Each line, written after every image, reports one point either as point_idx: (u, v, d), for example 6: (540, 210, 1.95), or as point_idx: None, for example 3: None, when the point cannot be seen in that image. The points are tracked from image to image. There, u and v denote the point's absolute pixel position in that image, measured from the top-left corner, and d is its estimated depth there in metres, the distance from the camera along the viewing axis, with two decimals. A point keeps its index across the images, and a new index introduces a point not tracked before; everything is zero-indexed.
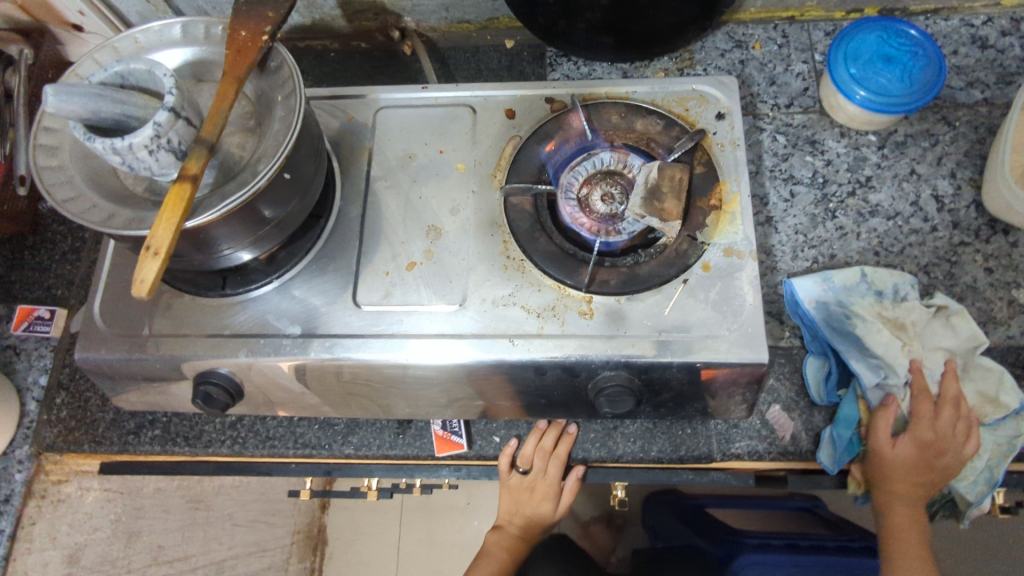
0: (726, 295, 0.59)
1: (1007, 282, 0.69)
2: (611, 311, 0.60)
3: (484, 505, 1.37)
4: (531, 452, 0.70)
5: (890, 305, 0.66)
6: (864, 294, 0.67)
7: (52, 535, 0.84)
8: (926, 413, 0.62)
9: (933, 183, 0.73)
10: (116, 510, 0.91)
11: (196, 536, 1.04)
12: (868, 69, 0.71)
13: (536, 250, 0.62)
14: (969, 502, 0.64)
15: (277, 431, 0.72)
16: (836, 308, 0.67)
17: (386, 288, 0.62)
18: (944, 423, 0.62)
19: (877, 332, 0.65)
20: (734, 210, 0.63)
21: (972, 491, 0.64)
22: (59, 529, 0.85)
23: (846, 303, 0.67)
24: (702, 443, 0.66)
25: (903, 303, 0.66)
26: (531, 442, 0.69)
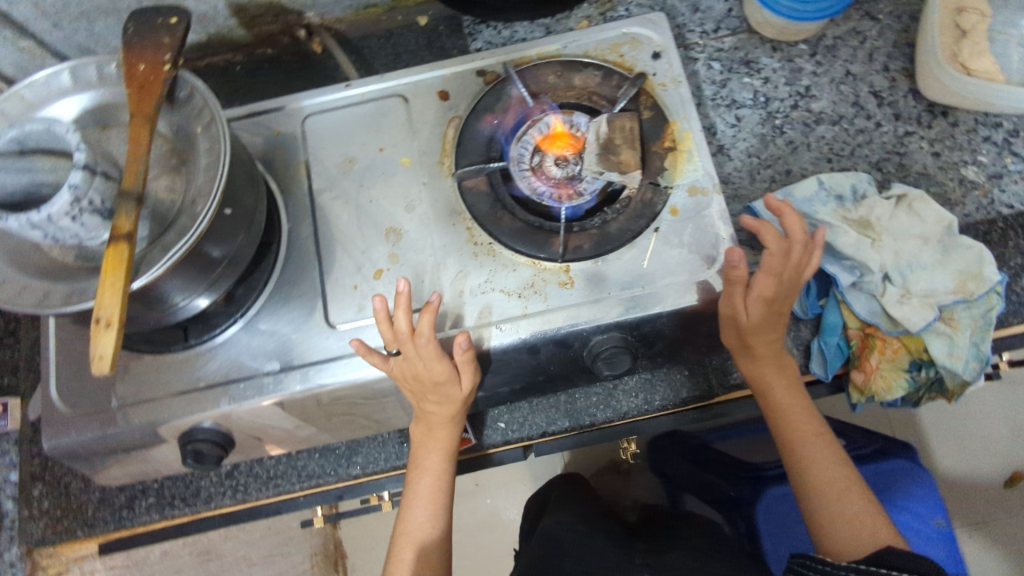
0: (699, 235, 0.59)
1: (955, 163, 0.70)
2: (591, 276, 0.59)
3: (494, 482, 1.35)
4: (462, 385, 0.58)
5: (854, 207, 0.67)
6: (826, 201, 0.68)
7: None
8: (773, 265, 0.58)
9: (869, 80, 0.74)
10: None
11: None
12: None
13: (502, 230, 0.60)
14: (966, 383, 0.64)
15: (277, 469, 0.69)
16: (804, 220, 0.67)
17: (359, 303, 0.60)
18: (792, 263, 0.58)
19: (845, 235, 0.65)
20: (689, 147, 0.62)
21: (967, 371, 0.63)
22: None
23: (812, 213, 0.67)
24: (703, 381, 0.67)
25: (865, 201, 0.67)
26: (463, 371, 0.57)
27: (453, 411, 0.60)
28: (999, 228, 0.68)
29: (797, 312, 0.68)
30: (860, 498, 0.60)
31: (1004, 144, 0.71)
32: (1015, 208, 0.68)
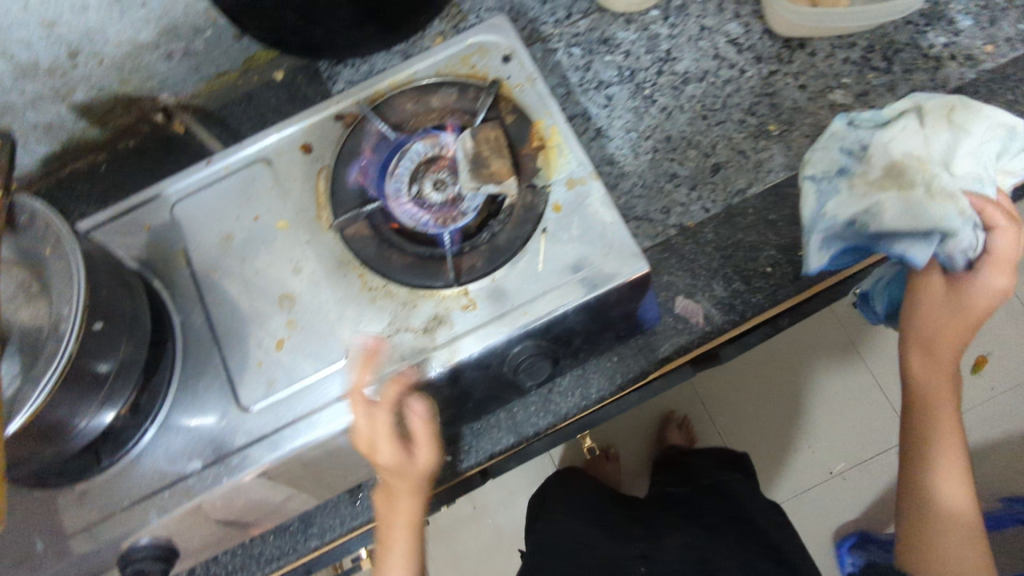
0: (587, 225, 0.59)
1: (822, 90, 0.72)
2: (491, 292, 0.58)
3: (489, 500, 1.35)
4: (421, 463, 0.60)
5: (865, 168, 0.62)
6: (848, 167, 0.63)
7: None
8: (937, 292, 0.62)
9: (724, 31, 0.75)
10: None
11: None
12: None
13: (394, 269, 0.60)
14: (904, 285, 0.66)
15: (237, 561, 0.67)
16: (841, 221, 0.61)
17: (266, 379, 0.58)
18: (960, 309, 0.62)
19: (887, 211, 0.59)
20: (558, 142, 0.62)
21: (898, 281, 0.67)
22: None
23: (839, 209, 0.61)
24: (634, 363, 0.67)
25: (871, 154, 0.62)
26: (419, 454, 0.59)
27: (412, 486, 0.62)
28: None
29: (707, 272, 0.68)
30: (961, 498, 0.68)
31: (863, 61, 0.72)
32: None
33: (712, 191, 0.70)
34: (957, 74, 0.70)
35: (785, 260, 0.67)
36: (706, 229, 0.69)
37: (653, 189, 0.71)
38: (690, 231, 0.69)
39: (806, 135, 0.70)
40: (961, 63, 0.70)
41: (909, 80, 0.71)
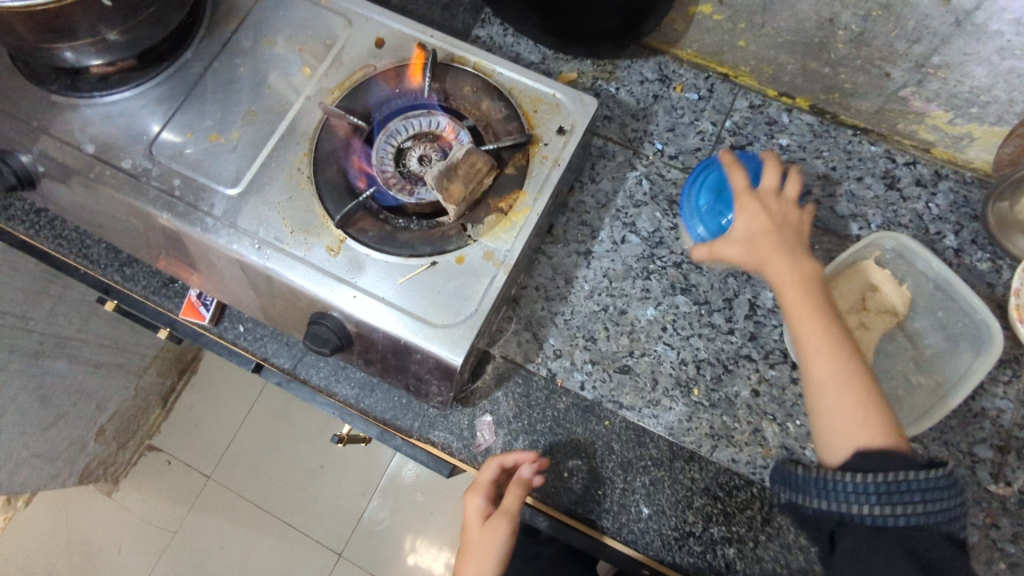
0: (460, 291, 0.60)
1: (765, 413, 0.67)
2: (355, 258, 0.61)
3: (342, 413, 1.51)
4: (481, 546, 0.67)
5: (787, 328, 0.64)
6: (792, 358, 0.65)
7: None
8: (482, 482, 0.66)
9: (758, 291, 0.70)
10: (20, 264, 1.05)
11: (62, 315, 1.16)
12: (716, 204, 0.67)
13: (323, 171, 0.64)
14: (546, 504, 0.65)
15: (69, 233, 0.75)
16: None
17: (183, 147, 0.65)
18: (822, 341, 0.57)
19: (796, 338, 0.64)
20: (517, 220, 0.62)
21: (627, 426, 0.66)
22: None
23: None
24: (408, 417, 0.68)
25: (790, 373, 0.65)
26: (476, 559, 0.68)
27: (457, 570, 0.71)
28: (749, 492, 0.64)
29: (526, 425, 0.67)
30: (846, 373, 0.56)
31: None
32: (776, 486, 0.64)
33: (601, 381, 0.68)
34: None
35: (583, 483, 0.65)
36: (563, 397, 0.68)
37: (568, 330, 0.70)
38: (552, 388, 0.68)
39: (711, 426, 0.66)
40: None
41: None
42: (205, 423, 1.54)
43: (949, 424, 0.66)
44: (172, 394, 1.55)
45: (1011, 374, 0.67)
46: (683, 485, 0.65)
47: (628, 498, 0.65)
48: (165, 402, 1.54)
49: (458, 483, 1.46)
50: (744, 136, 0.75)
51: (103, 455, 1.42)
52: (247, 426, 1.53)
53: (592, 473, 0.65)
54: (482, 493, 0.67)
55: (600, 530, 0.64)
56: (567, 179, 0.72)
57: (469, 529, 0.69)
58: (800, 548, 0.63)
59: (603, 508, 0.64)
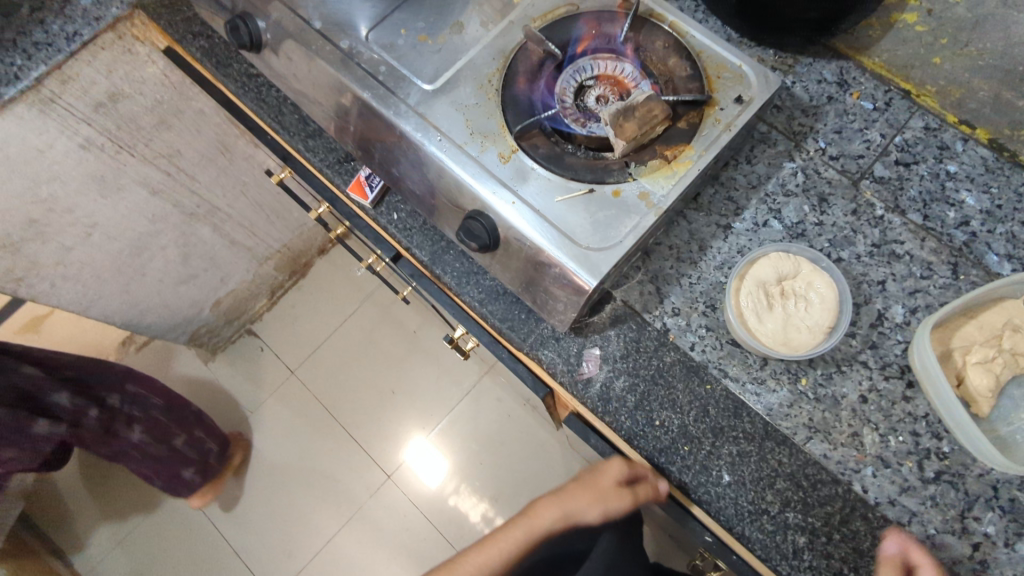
0: (610, 220, 0.64)
1: (869, 420, 0.66)
2: (521, 169, 0.66)
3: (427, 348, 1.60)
4: (561, 505, 0.77)
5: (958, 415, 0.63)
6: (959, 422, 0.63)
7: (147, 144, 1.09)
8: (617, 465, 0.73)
9: (889, 304, 0.70)
10: (205, 130, 1.15)
11: (221, 188, 1.28)
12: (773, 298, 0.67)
13: (511, 88, 0.70)
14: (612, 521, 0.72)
15: (271, 100, 0.85)
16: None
17: (393, 41, 0.72)
18: None
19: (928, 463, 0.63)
20: (678, 170, 0.65)
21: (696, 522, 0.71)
22: (144, 96, 1.02)
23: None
24: (523, 331, 0.72)
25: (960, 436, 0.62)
26: (595, 499, 0.74)
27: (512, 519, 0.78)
28: (834, 490, 0.64)
29: (631, 367, 0.70)
30: None
31: (922, 450, 0.65)
32: (864, 492, 0.64)
33: (712, 347, 0.70)
34: (956, 555, 0.62)
35: (672, 435, 0.68)
36: (671, 352, 0.70)
37: (690, 294, 0.72)
38: (663, 340, 0.71)
39: (811, 418, 0.67)
40: (972, 557, 0.62)
41: (923, 504, 0.63)
42: (301, 322, 1.66)
43: None
44: (280, 290, 1.68)
45: None
46: (769, 465, 0.66)
47: (711, 461, 0.66)
48: (272, 296, 1.67)
49: (514, 443, 1.50)
50: (911, 154, 0.75)
51: (212, 323, 1.58)
52: (337, 335, 1.64)
53: (682, 429, 0.68)
54: (635, 466, 0.73)
55: (675, 481, 0.66)
56: (727, 155, 0.74)
57: (601, 477, 0.75)
58: (873, 557, 0.62)
59: (684, 462, 0.67)
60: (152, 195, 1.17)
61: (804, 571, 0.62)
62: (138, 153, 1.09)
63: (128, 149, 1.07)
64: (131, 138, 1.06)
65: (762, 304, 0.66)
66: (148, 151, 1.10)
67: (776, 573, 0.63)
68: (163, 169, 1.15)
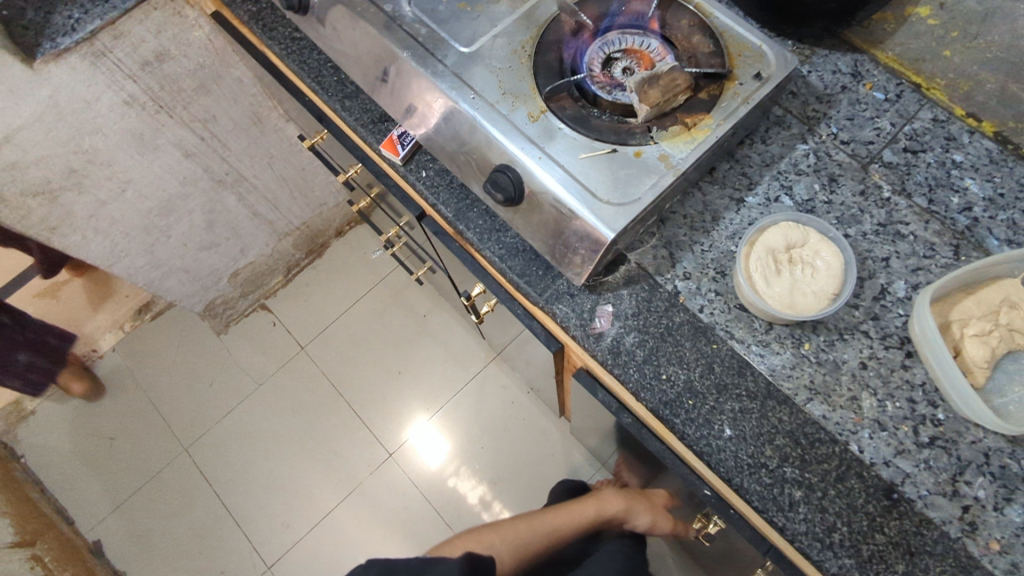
0: (630, 178, 0.67)
1: (868, 386, 0.69)
2: (549, 128, 0.70)
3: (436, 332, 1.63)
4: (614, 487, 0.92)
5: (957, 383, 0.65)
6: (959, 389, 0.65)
7: (185, 107, 1.14)
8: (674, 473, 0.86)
9: (891, 279, 0.73)
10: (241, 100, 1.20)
11: (251, 159, 1.33)
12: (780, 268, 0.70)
13: (543, 55, 0.74)
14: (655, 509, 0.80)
15: (312, 62, 0.89)
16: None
17: (435, 7, 0.77)
18: None
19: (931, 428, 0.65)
20: (697, 137, 0.69)
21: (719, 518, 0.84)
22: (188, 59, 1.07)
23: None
24: (540, 286, 0.76)
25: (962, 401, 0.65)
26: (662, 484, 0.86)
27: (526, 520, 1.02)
28: (831, 449, 0.67)
29: (641, 324, 0.73)
30: None
31: (917, 416, 0.67)
32: (860, 453, 0.67)
33: (720, 310, 0.73)
34: (946, 516, 0.64)
35: (677, 390, 0.70)
36: (680, 312, 0.73)
37: (701, 260, 0.75)
38: (673, 302, 0.74)
39: (812, 381, 0.69)
40: (962, 519, 0.64)
41: (917, 466, 0.66)
42: (314, 300, 1.69)
43: None
44: (296, 268, 1.71)
45: None
46: (770, 422, 0.68)
47: (714, 416, 0.69)
48: (287, 273, 1.70)
49: (516, 429, 1.52)
50: (919, 142, 0.79)
51: (228, 294, 1.61)
52: (348, 315, 1.67)
53: (688, 385, 0.70)
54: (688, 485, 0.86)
55: (679, 433, 0.69)
56: (743, 133, 0.78)
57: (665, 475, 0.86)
58: (866, 513, 0.65)
59: (688, 415, 0.69)
60: (185, 159, 1.22)
61: (799, 523, 0.65)
62: (176, 115, 1.13)
63: (167, 111, 1.11)
64: (171, 100, 1.10)
65: (771, 269, 0.70)
66: (185, 114, 1.15)
67: (771, 523, 0.66)
68: (198, 134, 1.20)
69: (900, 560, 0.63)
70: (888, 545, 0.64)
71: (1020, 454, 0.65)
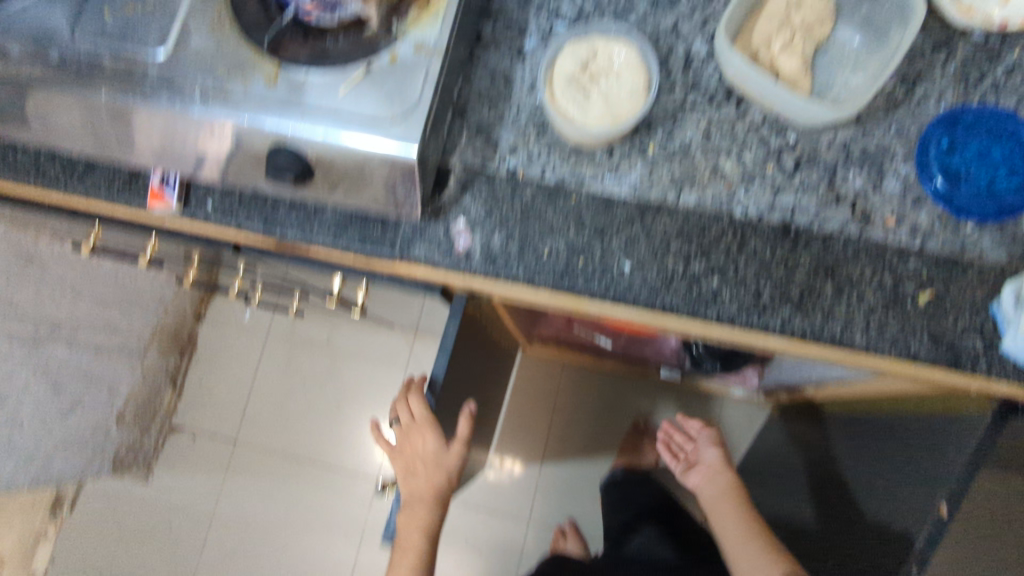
0: (400, 85, 0.61)
1: (718, 150, 0.68)
2: (293, 82, 0.62)
3: (348, 346, 1.54)
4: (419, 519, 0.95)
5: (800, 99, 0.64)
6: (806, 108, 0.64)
7: None
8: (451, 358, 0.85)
9: (689, 43, 0.70)
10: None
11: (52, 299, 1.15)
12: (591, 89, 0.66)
13: (245, 12, 0.65)
14: None
15: (24, 162, 0.75)
16: None
17: (100, 25, 0.64)
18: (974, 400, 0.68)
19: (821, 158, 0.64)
20: (439, 10, 0.63)
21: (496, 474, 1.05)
22: None
23: None
24: (387, 242, 0.70)
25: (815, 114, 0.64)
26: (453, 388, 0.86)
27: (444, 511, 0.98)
28: (720, 227, 0.67)
29: (500, 219, 0.69)
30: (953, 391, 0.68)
31: (775, 151, 0.67)
32: (746, 213, 0.67)
33: (560, 162, 0.69)
34: (842, 220, 0.65)
35: (564, 259, 0.67)
36: (528, 187, 0.70)
37: (518, 125, 0.71)
38: (515, 182, 0.70)
39: (672, 176, 0.68)
40: (855, 215, 0.65)
41: (797, 194, 0.66)
42: (217, 393, 1.54)
43: (898, 114, 0.67)
44: (181, 373, 1.55)
45: (948, 54, 0.67)
46: (657, 235, 0.67)
47: (608, 259, 0.67)
48: (175, 383, 1.54)
49: None
50: None
51: (129, 441, 1.45)
52: (259, 382, 1.55)
53: (571, 247, 0.68)
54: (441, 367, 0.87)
55: (589, 295, 0.67)
56: None
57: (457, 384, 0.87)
58: (778, 261, 0.65)
59: (587, 274, 0.67)
60: None
61: (729, 307, 0.65)
62: None
63: None
64: None
65: (580, 97, 0.66)
66: None
67: (709, 321, 0.65)
68: None
69: (828, 283, 0.64)
70: (811, 275, 0.65)
71: (871, 130, 0.67)
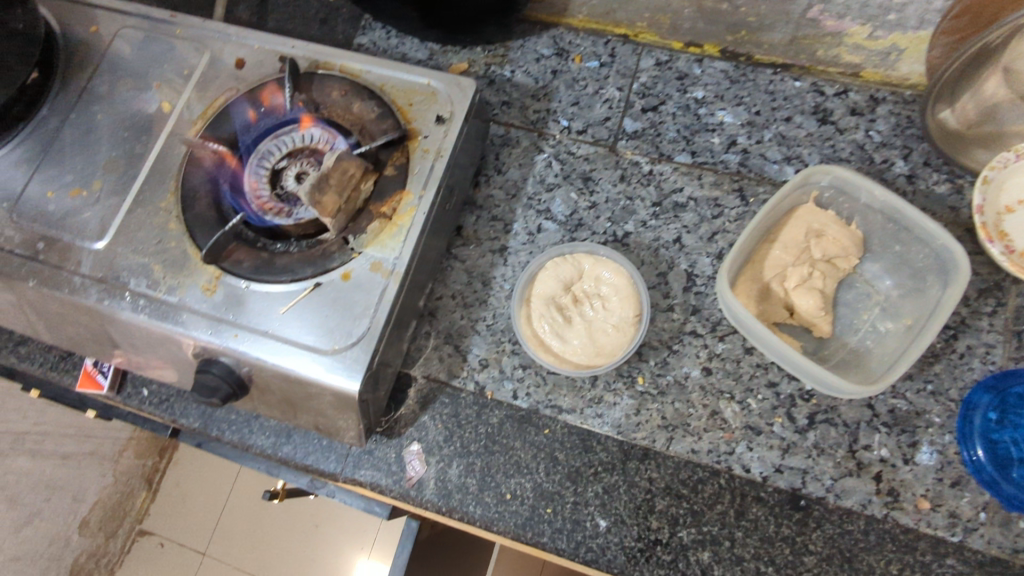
0: (348, 309, 0.54)
1: (721, 391, 0.58)
2: (233, 294, 0.55)
3: None
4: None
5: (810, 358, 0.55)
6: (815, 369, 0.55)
7: None
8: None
9: (693, 258, 0.63)
10: None
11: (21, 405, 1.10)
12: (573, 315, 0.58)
13: (191, 207, 0.59)
14: None
15: None
16: None
17: (41, 208, 0.60)
18: None
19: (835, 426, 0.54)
20: (402, 224, 0.56)
21: None
22: None
23: None
24: (330, 459, 0.61)
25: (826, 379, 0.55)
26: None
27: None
28: (716, 485, 0.56)
29: (460, 446, 0.60)
30: None
31: (786, 400, 0.58)
32: (747, 472, 0.56)
33: (535, 386, 0.61)
34: (864, 496, 0.54)
35: (529, 505, 0.57)
36: (495, 411, 0.60)
37: (492, 336, 0.63)
38: (482, 401, 0.61)
39: (663, 416, 0.58)
40: (880, 492, 0.54)
41: (810, 457, 0.56)
42: (191, 500, 1.41)
43: (934, 369, 0.57)
44: (157, 474, 1.42)
45: (996, 304, 0.58)
46: (641, 488, 0.57)
47: (581, 513, 0.56)
48: (151, 483, 1.41)
49: None
50: (654, 96, 0.69)
51: (91, 547, 1.29)
52: (237, 492, 1.40)
53: (538, 491, 0.57)
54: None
55: (555, 554, 0.56)
56: (468, 175, 0.65)
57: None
58: (784, 540, 0.54)
59: (555, 528, 0.56)
60: None
61: None
62: None
63: None
64: None
65: (559, 320, 0.58)
66: None
67: None
68: None
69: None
70: (823, 563, 0.53)
71: (900, 387, 0.57)
